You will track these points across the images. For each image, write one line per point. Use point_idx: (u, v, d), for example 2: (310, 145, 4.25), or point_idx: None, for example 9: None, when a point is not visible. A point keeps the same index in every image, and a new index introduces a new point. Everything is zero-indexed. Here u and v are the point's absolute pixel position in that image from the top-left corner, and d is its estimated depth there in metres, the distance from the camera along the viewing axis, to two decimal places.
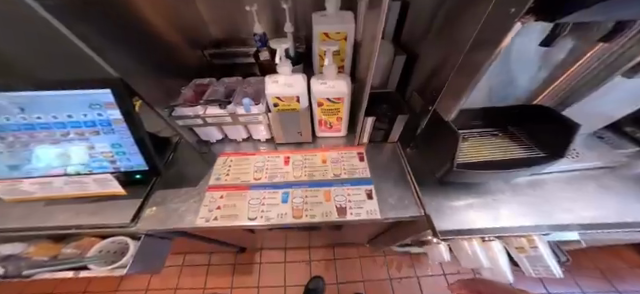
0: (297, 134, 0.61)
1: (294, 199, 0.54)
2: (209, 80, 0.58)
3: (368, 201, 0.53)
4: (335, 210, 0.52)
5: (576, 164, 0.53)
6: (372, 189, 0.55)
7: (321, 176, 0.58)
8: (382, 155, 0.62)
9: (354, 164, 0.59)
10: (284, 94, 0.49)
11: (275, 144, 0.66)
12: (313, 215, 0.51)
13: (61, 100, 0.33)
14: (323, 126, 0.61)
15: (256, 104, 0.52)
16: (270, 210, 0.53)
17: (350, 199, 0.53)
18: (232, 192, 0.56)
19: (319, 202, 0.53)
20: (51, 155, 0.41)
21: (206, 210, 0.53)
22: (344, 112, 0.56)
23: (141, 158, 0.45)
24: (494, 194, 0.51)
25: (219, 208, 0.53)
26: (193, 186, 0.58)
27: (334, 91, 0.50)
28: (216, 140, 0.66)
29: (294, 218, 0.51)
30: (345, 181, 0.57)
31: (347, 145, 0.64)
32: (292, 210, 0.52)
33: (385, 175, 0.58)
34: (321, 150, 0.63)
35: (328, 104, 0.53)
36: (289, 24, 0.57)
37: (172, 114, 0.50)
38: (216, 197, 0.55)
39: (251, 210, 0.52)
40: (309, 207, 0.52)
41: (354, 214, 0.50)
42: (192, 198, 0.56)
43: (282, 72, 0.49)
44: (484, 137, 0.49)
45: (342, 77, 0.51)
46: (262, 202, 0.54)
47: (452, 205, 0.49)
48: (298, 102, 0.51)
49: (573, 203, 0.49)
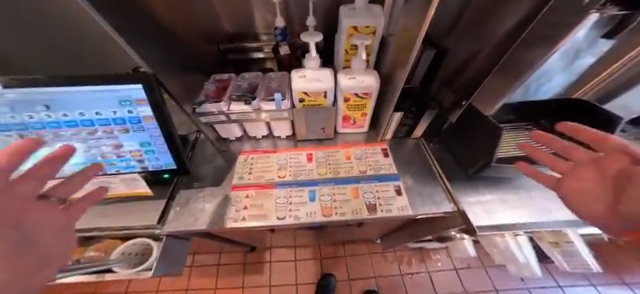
0: (320, 130, 0.59)
1: (322, 197, 0.52)
2: (229, 75, 0.56)
3: (398, 197, 0.51)
4: (365, 207, 0.50)
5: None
6: (401, 186, 0.53)
7: (347, 173, 0.56)
8: (406, 150, 0.61)
9: (379, 161, 0.58)
10: (312, 89, 0.48)
11: (295, 140, 0.63)
12: (344, 213, 0.49)
13: (88, 97, 0.30)
14: (347, 121, 0.59)
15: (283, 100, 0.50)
16: (298, 209, 0.51)
17: (380, 196, 0.51)
18: (257, 192, 0.54)
19: (348, 199, 0.51)
20: (77, 155, 0.39)
21: (233, 211, 0.51)
22: (370, 107, 0.55)
23: (170, 156, 0.42)
24: (526, 189, 0.51)
25: (246, 208, 0.52)
26: (217, 185, 0.56)
27: (362, 87, 0.48)
28: (236, 138, 0.63)
29: (323, 216, 0.49)
30: (372, 177, 0.55)
31: (370, 140, 0.63)
32: (321, 208, 0.50)
33: (413, 170, 0.56)
34: (343, 146, 0.62)
35: (355, 99, 0.52)
36: (312, 17, 0.55)
37: (196, 110, 0.48)
38: (242, 197, 0.53)
39: (278, 209, 0.51)
40: (338, 205, 0.51)
41: (385, 211, 0.49)
42: (217, 198, 0.54)
43: (309, 66, 0.48)
44: (516, 131, 0.49)
45: (370, 72, 0.49)
46: (290, 201, 0.52)
47: (484, 201, 0.49)
48: (325, 98, 0.50)
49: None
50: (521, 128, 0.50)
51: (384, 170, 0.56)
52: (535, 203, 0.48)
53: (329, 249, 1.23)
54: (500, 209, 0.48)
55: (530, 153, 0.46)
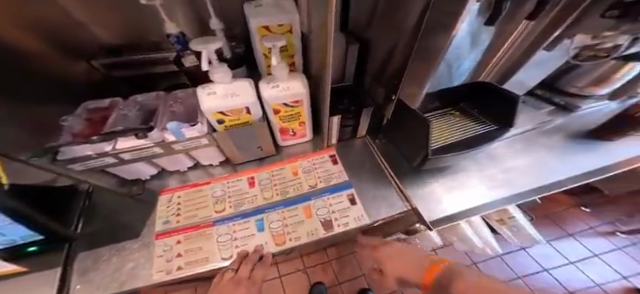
0: (257, 149, 0.52)
1: (271, 225, 0.46)
2: (109, 101, 0.42)
3: (353, 207, 0.48)
4: (320, 225, 0.46)
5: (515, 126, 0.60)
6: (353, 194, 0.50)
7: (296, 191, 0.51)
8: (353, 153, 0.58)
9: (328, 170, 0.54)
10: (229, 107, 0.39)
11: (232, 165, 0.55)
12: (298, 237, 0.44)
13: None
14: (285, 133, 0.53)
15: (193, 125, 0.39)
16: (246, 243, 0.44)
17: (333, 210, 0.47)
18: (192, 234, 0.45)
19: (301, 221, 0.46)
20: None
21: (162, 262, 0.41)
22: (305, 114, 0.49)
23: (19, 228, 0.32)
24: (466, 171, 0.53)
25: (179, 255, 0.42)
26: (136, 237, 0.45)
27: (289, 95, 0.42)
28: (151, 175, 0.52)
29: (276, 246, 0.44)
30: (323, 190, 0.51)
31: (316, 149, 0.58)
32: (273, 237, 0.45)
33: (363, 175, 0.53)
34: (290, 161, 0.56)
35: (286, 109, 0.46)
36: (216, 19, 0.45)
37: (60, 157, 0.35)
38: (171, 244, 0.43)
39: (222, 249, 0.43)
40: (290, 230, 0.45)
41: (341, 226, 0.45)
42: (133, 256, 0.43)
43: (217, 79, 0.39)
44: (443, 119, 0.52)
45: (295, 76, 0.43)
46: (234, 236, 0.45)
47: (435, 194, 0.49)
48: (249, 114, 0.42)
49: (522, 165, 0.55)
50: (445, 113, 0.53)
51: (337, 178, 0.52)
52: (477, 184, 0.51)
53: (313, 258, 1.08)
54: (449, 200, 0.48)
55: (460, 138, 0.47)
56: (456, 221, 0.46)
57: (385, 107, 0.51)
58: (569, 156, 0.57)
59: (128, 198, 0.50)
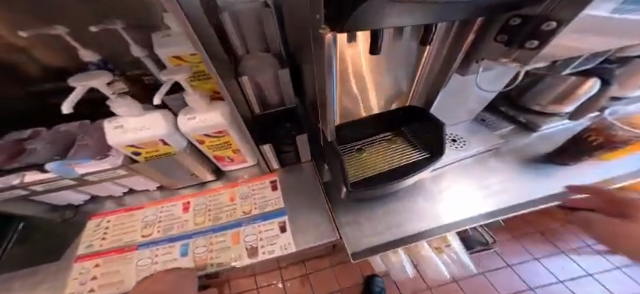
0: (191, 175, 0.51)
1: (196, 249, 0.45)
2: (31, 132, 0.42)
3: (282, 235, 0.46)
4: (245, 251, 0.44)
5: (460, 150, 0.58)
6: (286, 221, 0.48)
7: (228, 217, 0.49)
8: (297, 177, 0.57)
9: (266, 197, 0.52)
10: (141, 139, 0.39)
11: (171, 190, 0.53)
12: (218, 264, 0.44)
13: None
14: (223, 159, 0.52)
15: (106, 156, 0.40)
16: (166, 267, 0.43)
17: (261, 237, 0.46)
18: (112, 258, 0.45)
19: (226, 246, 0.45)
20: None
21: (75, 284, 0.42)
22: (236, 142, 0.48)
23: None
24: (409, 197, 0.51)
25: (96, 277, 0.43)
26: (58, 259, 0.45)
27: (208, 126, 0.42)
28: (85, 201, 0.50)
29: (196, 270, 0.43)
30: (256, 217, 0.49)
31: (260, 174, 0.57)
32: (195, 261, 0.44)
33: (300, 202, 0.52)
34: (230, 185, 0.55)
35: (211, 140, 0.45)
36: (142, 46, 0.46)
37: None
38: (89, 267, 0.44)
39: (140, 272, 0.43)
40: (214, 255, 0.44)
41: (266, 253, 0.44)
42: (51, 281, 0.43)
43: (122, 112, 0.38)
44: (379, 144, 0.49)
45: (217, 105, 0.42)
46: (155, 259, 0.44)
47: (365, 223, 0.46)
48: (168, 144, 0.42)
49: (464, 191, 0.52)
50: (384, 138, 0.50)
51: (272, 205, 0.51)
52: (413, 212, 0.48)
53: None
54: (377, 229, 0.45)
55: (388, 168, 0.45)
56: (378, 253, 0.43)
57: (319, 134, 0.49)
58: (529, 180, 0.55)
59: (62, 221, 0.50)
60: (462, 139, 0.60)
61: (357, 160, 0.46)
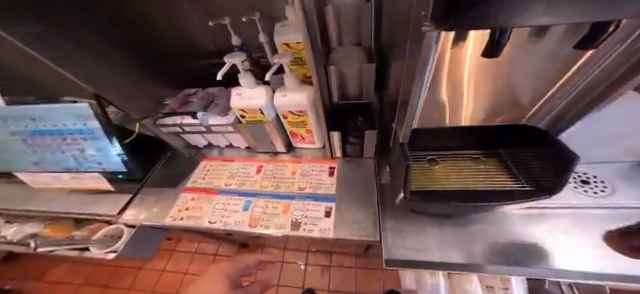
0: (270, 144, 0.61)
1: (254, 208, 0.53)
2: (196, 90, 0.63)
3: (324, 219, 0.50)
4: (288, 223, 0.50)
5: (582, 194, 0.43)
6: (332, 208, 0.51)
7: (287, 188, 0.57)
8: (354, 171, 0.58)
9: (322, 179, 0.57)
10: (247, 106, 0.50)
11: (252, 151, 0.66)
12: (268, 226, 0.50)
13: (57, 110, 0.41)
14: (296, 137, 0.59)
15: (226, 115, 0.55)
16: (230, 216, 0.53)
17: (307, 214, 0.51)
18: (202, 196, 0.57)
19: (277, 214, 0.52)
20: (57, 157, 0.47)
21: (175, 211, 0.54)
22: (311, 125, 0.55)
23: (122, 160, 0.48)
24: (475, 226, 0.43)
25: (187, 210, 0.54)
26: (173, 187, 0.60)
27: (293, 104, 0.48)
28: (204, 145, 0.68)
29: (248, 226, 0.51)
30: (308, 195, 0.54)
31: (322, 158, 0.62)
32: (250, 219, 0.52)
33: (352, 196, 0.53)
34: (294, 161, 0.62)
35: (293, 117, 0.53)
36: (263, 34, 0.59)
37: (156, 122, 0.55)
38: (188, 199, 0.57)
39: (213, 214, 0.53)
40: (265, 217, 0.52)
41: (306, 231, 0.48)
42: (164, 199, 0.58)
43: (245, 83, 0.50)
44: (461, 160, 0.42)
45: (305, 89, 0.49)
46: (226, 207, 0.54)
47: (406, 235, 0.44)
48: (263, 114, 0.52)
49: (566, 243, 0.38)
50: (467, 156, 0.42)
51: (325, 188, 0.55)
52: (471, 240, 0.41)
53: (317, 257, 1.22)
54: (419, 244, 0.42)
55: (462, 187, 0.38)
56: (412, 269, 0.39)
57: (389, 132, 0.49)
58: None
59: (188, 159, 0.67)
60: (601, 181, 0.45)
61: (425, 168, 0.42)
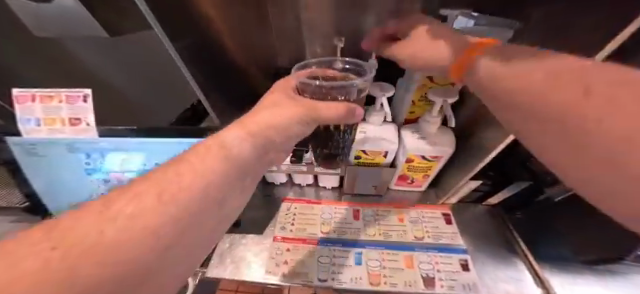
0: (371, 186, 0.54)
1: (370, 261, 0.50)
2: None
3: (463, 272, 0.48)
4: (421, 279, 0.47)
5: None
6: (467, 260, 0.50)
7: (399, 237, 0.54)
8: (471, 219, 0.57)
9: (437, 227, 0.55)
10: (373, 148, 0.42)
11: (339, 192, 0.61)
12: (394, 283, 0.47)
13: (163, 146, 0.37)
14: (403, 179, 0.51)
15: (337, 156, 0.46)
16: (341, 271, 0.49)
17: (438, 268, 0.49)
18: (298, 246, 0.53)
19: (400, 268, 0.49)
20: (138, 165, 0.38)
21: (273, 264, 0.51)
22: (434, 170, 0.47)
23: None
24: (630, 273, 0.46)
25: (286, 263, 0.51)
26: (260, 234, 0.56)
27: (434, 149, 0.41)
28: (280, 183, 0.62)
29: (370, 284, 0.47)
30: (430, 247, 0.52)
31: (426, 201, 0.59)
32: (368, 275, 0.49)
33: (470, 235, 0.54)
34: (394, 206, 0.58)
35: (420, 161, 0.44)
36: None
37: None
38: (282, 249, 0.53)
39: (322, 268, 0.50)
40: (387, 273, 0.49)
41: (446, 287, 0.46)
42: (255, 249, 0.53)
43: (371, 121, 0.42)
44: None
45: (446, 130, 0.42)
46: (333, 260, 0.51)
47: (535, 277, 0.47)
48: (384, 157, 0.44)
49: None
50: None
51: (450, 239, 0.53)
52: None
53: None
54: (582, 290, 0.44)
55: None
56: None
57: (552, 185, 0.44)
58: None
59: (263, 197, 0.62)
60: None
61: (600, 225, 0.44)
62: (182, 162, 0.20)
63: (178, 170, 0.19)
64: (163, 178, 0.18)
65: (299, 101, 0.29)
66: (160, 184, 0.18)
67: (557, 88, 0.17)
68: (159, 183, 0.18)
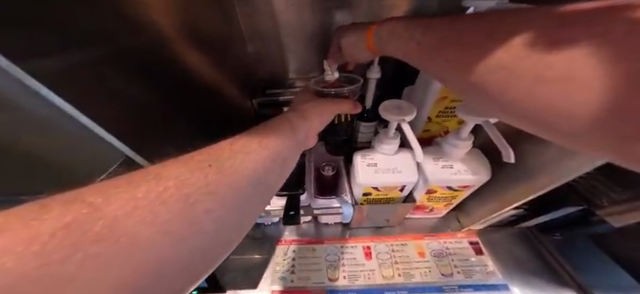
0: (383, 220, 0.45)
1: None
2: None
3: None
4: None
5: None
6: None
7: (423, 277, 0.45)
8: (502, 245, 0.48)
9: (468, 259, 0.46)
10: (386, 184, 0.32)
11: (346, 226, 0.51)
12: None
13: None
14: (420, 210, 0.42)
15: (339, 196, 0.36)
16: None
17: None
18: None
19: None
20: None
21: None
22: (460, 198, 0.37)
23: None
24: None
25: None
26: (254, 287, 0.45)
27: (463, 181, 0.32)
28: (271, 222, 0.51)
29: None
30: (461, 284, 0.44)
31: (446, 228, 0.49)
32: None
33: (513, 269, 0.45)
34: (413, 236, 0.48)
35: (443, 191, 0.35)
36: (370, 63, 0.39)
37: None
38: None
39: None
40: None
41: None
42: None
43: (381, 149, 0.32)
44: None
45: (475, 154, 0.32)
46: None
47: None
48: (400, 191, 0.34)
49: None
50: None
51: (482, 272, 0.45)
52: None
53: None
54: None
55: None
56: None
57: (607, 210, 0.32)
58: None
59: (250, 241, 0.50)
60: None
61: None
62: (245, 142, 0.19)
63: (242, 153, 0.18)
64: (217, 161, 0.17)
65: (340, 105, 0.30)
66: (210, 170, 0.16)
67: (565, 89, 0.12)
68: (222, 157, 0.17)
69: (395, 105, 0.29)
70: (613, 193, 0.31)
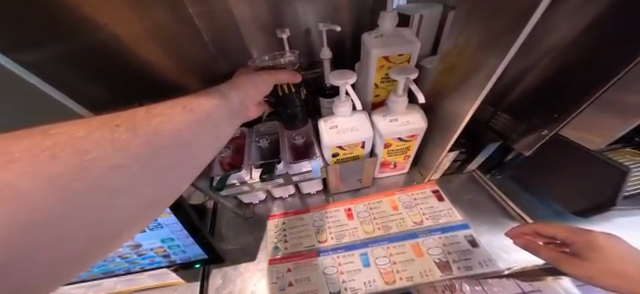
0: (356, 181, 0.51)
1: (378, 261, 0.47)
2: (242, 130, 0.49)
3: (475, 250, 0.47)
4: (435, 266, 0.45)
5: None
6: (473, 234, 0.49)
7: (399, 226, 0.51)
8: (458, 193, 0.56)
9: (434, 207, 0.53)
10: (348, 142, 0.39)
11: (327, 194, 0.58)
12: (409, 278, 0.45)
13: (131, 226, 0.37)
14: (386, 166, 0.49)
15: (313, 160, 0.42)
16: (354, 277, 0.45)
17: (448, 251, 0.47)
18: (299, 263, 0.48)
19: (410, 259, 0.47)
20: None
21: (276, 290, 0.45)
22: (414, 149, 0.45)
23: (196, 246, 0.44)
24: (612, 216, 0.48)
25: (292, 284, 0.46)
26: (252, 260, 0.51)
27: (408, 130, 0.39)
28: (259, 200, 0.58)
29: (385, 285, 0.44)
30: (430, 229, 0.51)
31: (413, 183, 0.58)
32: (381, 274, 0.45)
33: (471, 211, 0.53)
34: (386, 193, 0.56)
35: (397, 144, 0.42)
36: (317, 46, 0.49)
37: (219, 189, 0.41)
38: (283, 271, 0.48)
39: (329, 282, 0.45)
40: (400, 268, 0.46)
41: (463, 269, 0.45)
42: (252, 278, 0.48)
43: (339, 113, 0.40)
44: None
45: (414, 108, 0.40)
46: (340, 269, 0.47)
47: None
48: (362, 148, 0.42)
49: (620, 218, 0.48)
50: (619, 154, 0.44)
51: (447, 216, 0.52)
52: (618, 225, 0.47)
53: None
54: None
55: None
56: None
57: (518, 142, 0.42)
58: None
59: (242, 221, 0.56)
60: None
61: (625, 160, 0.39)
62: (188, 103, 0.25)
63: (183, 109, 0.24)
64: (155, 117, 0.22)
65: (277, 75, 0.38)
66: (145, 124, 0.21)
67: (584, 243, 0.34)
68: (158, 114, 0.22)
69: (337, 74, 0.37)
70: (520, 129, 0.41)
